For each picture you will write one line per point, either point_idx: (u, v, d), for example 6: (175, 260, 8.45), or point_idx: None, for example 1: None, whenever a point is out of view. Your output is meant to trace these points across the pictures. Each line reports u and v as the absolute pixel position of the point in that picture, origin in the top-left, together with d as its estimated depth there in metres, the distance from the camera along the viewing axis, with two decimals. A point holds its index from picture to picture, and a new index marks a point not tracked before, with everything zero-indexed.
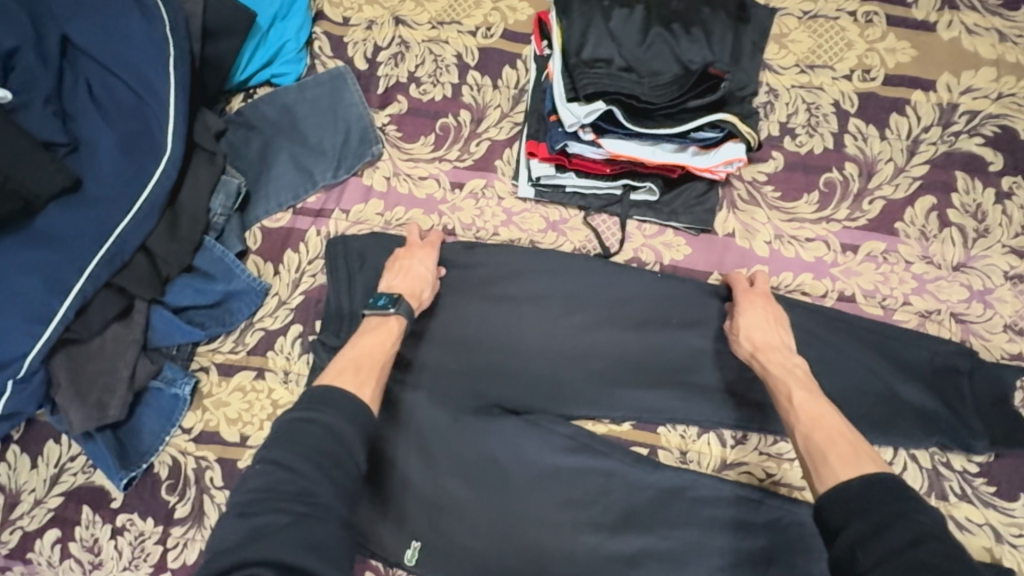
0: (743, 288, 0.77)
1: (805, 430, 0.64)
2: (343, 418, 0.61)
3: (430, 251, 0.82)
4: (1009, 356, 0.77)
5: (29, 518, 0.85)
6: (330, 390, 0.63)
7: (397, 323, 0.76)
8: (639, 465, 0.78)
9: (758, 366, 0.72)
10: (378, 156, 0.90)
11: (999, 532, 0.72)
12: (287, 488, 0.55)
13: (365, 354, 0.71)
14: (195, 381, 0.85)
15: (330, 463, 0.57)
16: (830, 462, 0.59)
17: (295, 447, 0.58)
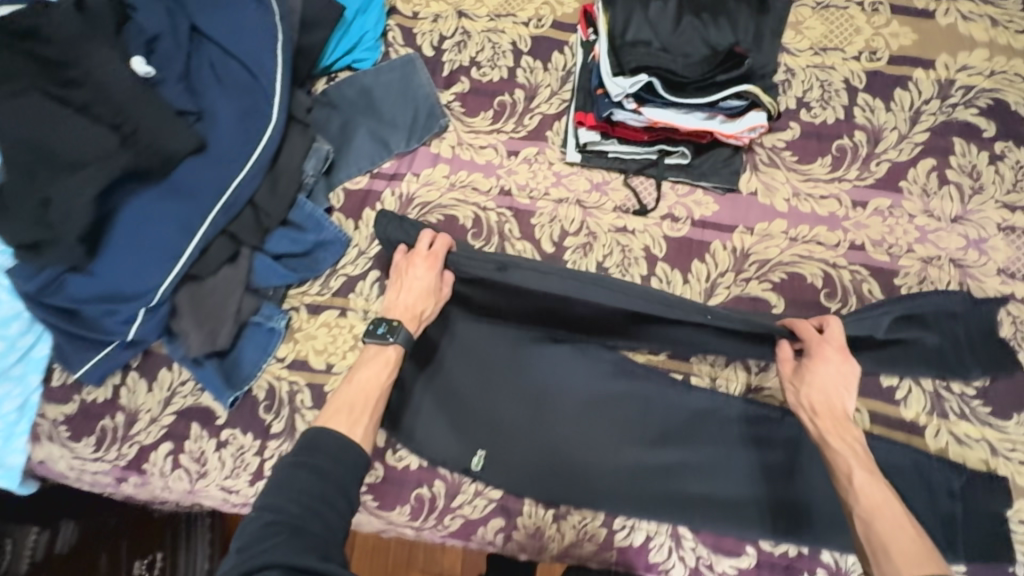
0: (816, 347, 0.81)
1: (866, 511, 0.71)
2: (330, 461, 0.76)
3: (432, 264, 0.90)
4: (1003, 296, 0.87)
5: (145, 434, 0.99)
6: (323, 432, 0.79)
7: (394, 350, 0.88)
8: (675, 389, 0.89)
9: (818, 433, 0.78)
10: (444, 128, 1.04)
11: (994, 447, 0.83)
12: (278, 526, 0.69)
13: (362, 391, 0.85)
14: (288, 318, 0.98)
15: (315, 502, 0.71)
16: (892, 557, 0.66)
17: (286, 491, 0.72)
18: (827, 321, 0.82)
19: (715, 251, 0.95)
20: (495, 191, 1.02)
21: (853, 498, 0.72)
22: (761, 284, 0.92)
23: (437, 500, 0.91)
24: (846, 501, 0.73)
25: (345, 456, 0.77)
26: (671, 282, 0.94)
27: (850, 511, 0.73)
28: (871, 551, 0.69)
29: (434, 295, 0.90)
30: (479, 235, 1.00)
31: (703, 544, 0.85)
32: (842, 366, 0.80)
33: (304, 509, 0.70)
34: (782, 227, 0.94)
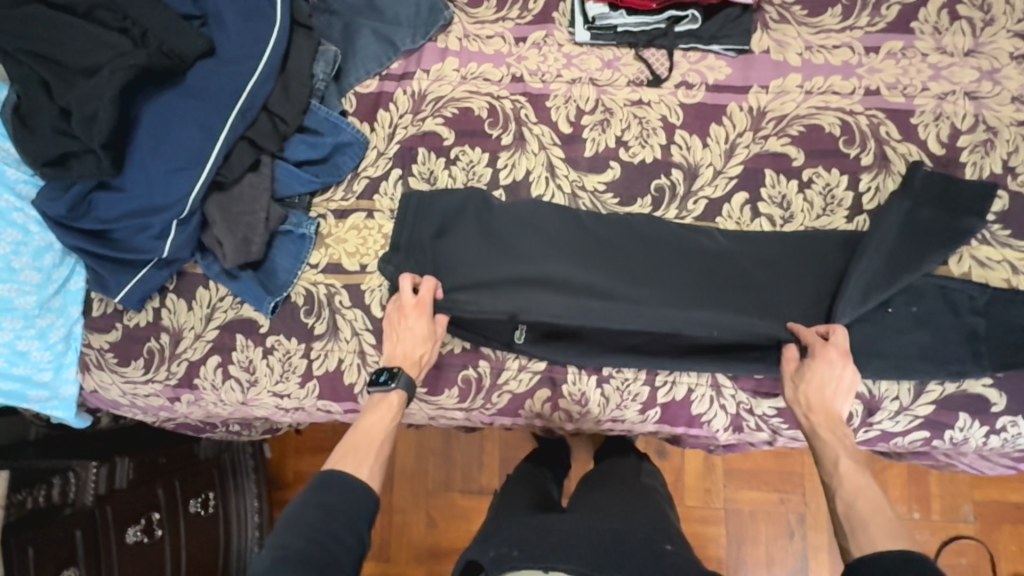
0: (820, 349, 0.83)
1: (848, 494, 0.74)
2: (339, 498, 0.74)
3: (422, 311, 0.90)
4: (1018, 122, 0.89)
5: (191, 350, 1.01)
6: (332, 473, 0.77)
7: (397, 397, 0.88)
8: (704, 247, 0.92)
9: (809, 427, 0.82)
10: (449, 21, 1.03)
11: (1015, 266, 0.86)
12: (287, 559, 0.67)
13: (367, 434, 0.84)
14: (317, 224, 1.00)
15: (326, 535, 0.70)
16: (869, 532, 0.69)
17: (293, 526, 0.70)
18: (833, 328, 0.84)
19: (732, 113, 0.95)
20: (507, 80, 1.02)
21: (838, 482, 0.76)
22: (780, 140, 0.94)
23: (484, 379, 0.94)
24: (830, 487, 0.77)
25: (354, 496, 0.76)
26: (691, 148, 0.95)
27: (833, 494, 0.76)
28: (848, 526, 0.72)
29: (428, 339, 0.91)
30: (495, 124, 1.00)
31: (742, 390, 0.90)
32: (844, 370, 0.82)
33: (314, 542, 0.69)
34: (797, 81, 0.95)
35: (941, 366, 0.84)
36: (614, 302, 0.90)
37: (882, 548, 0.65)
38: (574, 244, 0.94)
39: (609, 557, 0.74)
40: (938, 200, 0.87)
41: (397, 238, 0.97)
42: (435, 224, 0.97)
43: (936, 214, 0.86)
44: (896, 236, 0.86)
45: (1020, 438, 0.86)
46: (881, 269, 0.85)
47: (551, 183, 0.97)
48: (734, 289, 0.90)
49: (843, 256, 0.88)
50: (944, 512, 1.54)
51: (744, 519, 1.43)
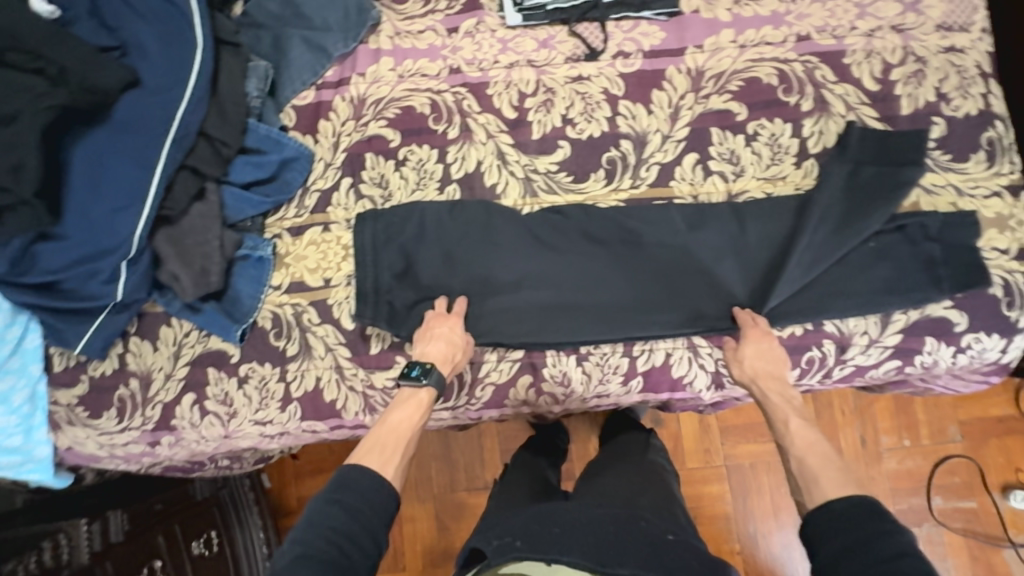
0: (749, 332, 0.87)
1: (796, 454, 0.78)
2: (360, 499, 0.71)
3: (458, 320, 0.89)
4: (944, 49, 0.91)
5: (164, 391, 0.99)
6: (354, 472, 0.74)
7: (427, 394, 0.85)
8: (662, 214, 0.92)
9: (759, 394, 0.86)
10: (378, 20, 1.01)
11: (959, 189, 0.88)
12: (308, 560, 0.64)
13: (393, 430, 0.81)
14: (273, 245, 0.98)
15: (343, 538, 0.67)
16: (820, 485, 0.73)
17: (315, 529, 0.67)
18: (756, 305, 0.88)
19: (671, 77, 0.96)
20: (445, 73, 1.00)
21: (788, 441, 0.80)
22: (722, 97, 0.95)
23: (465, 376, 0.94)
24: (784, 447, 0.81)
25: (376, 498, 0.72)
26: (636, 116, 0.96)
27: (787, 454, 0.80)
28: (800, 485, 0.76)
29: (462, 342, 0.88)
30: (439, 119, 0.99)
31: (718, 347, 0.91)
32: (772, 343, 0.86)
33: (336, 547, 0.66)
34: (730, 37, 0.95)
35: (903, 296, 0.87)
36: (578, 311, 0.91)
37: (833, 500, 0.69)
38: (533, 248, 0.92)
39: (611, 550, 0.75)
40: (878, 157, 0.88)
41: (361, 285, 0.92)
42: (396, 262, 0.93)
43: (879, 171, 0.88)
44: (841, 202, 0.88)
45: (985, 352, 0.89)
46: (829, 237, 0.87)
47: (503, 170, 0.97)
48: (693, 272, 0.91)
49: (793, 223, 0.90)
50: (932, 436, 1.62)
51: (746, 473, 1.46)
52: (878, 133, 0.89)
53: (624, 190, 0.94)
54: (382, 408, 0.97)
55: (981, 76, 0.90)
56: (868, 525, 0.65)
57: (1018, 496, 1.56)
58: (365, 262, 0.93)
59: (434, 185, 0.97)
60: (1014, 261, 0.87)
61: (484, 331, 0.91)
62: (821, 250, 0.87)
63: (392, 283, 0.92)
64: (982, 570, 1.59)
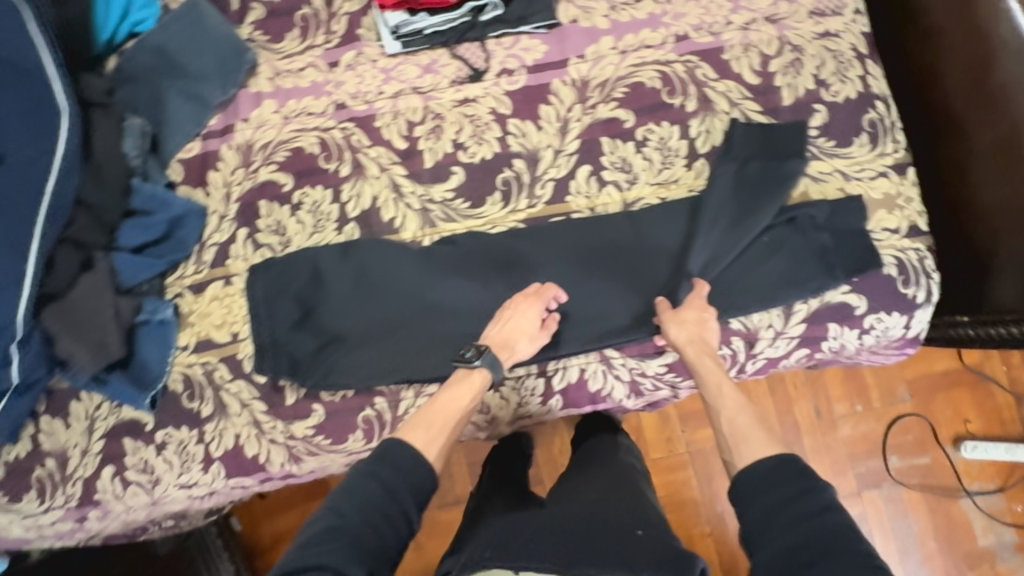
0: (691, 295, 0.86)
1: (726, 420, 0.78)
2: (398, 478, 0.73)
3: (534, 300, 0.87)
4: (819, 35, 0.91)
5: (83, 467, 0.96)
6: (395, 448, 0.76)
7: (480, 376, 0.84)
8: (559, 232, 0.92)
9: (694, 358, 0.83)
10: (255, 62, 0.99)
11: (846, 174, 0.89)
12: (341, 531, 0.68)
13: (442, 408, 0.82)
14: (174, 305, 0.96)
15: (378, 515, 0.70)
16: (751, 446, 0.73)
17: (353, 499, 0.71)
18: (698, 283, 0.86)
19: (557, 90, 0.95)
20: (331, 109, 0.98)
21: (720, 404, 0.80)
22: (609, 106, 0.94)
23: (385, 416, 0.93)
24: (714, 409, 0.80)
25: (411, 475, 0.75)
26: (526, 134, 0.95)
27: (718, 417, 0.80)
28: (729, 448, 0.76)
29: (534, 333, 0.86)
30: (330, 158, 0.97)
31: (630, 356, 0.92)
32: (708, 313, 0.85)
33: (370, 523, 0.69)
34: (610, 43, 0.94)
35: (799, 286, 0.88)
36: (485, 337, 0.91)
37: (759, 460, 0.71)
38: (432, 278, 0.91)
39: (578, 553, 0.74)
40: (760, 152, 0.89)
41: (259, 340, 0.91)
42: (296, 311, 0.92)
43: (763, 165, 0.89)
44: (731, 199, 0.89)
45: (888, 330, 0.91)
46: (723, 236, 0.88)
47: (399, 203, 0.95)
48: (594, 286, 0.91)
49: (687, 227, 0.90)
50: (883, 399, 1.65)
51: (707, 455, 1.48)
52: (759, 128, 0.90)
53: (522, 210, 0.94)
54: (307, 457, 0.95)
55: (857, 58, 0.91)
56: (792, 482, 0.67)
57: (969, 446, 1.61)
58: (260, 311, 0.91)
59: (332, 226, 0.96)
60: (905, 239, 0.89)
61: (392, 368, 0.90)
62: (717, 248, 0.88)
63: (289, 333, 0.90)
64: (942, 519, 1.63)
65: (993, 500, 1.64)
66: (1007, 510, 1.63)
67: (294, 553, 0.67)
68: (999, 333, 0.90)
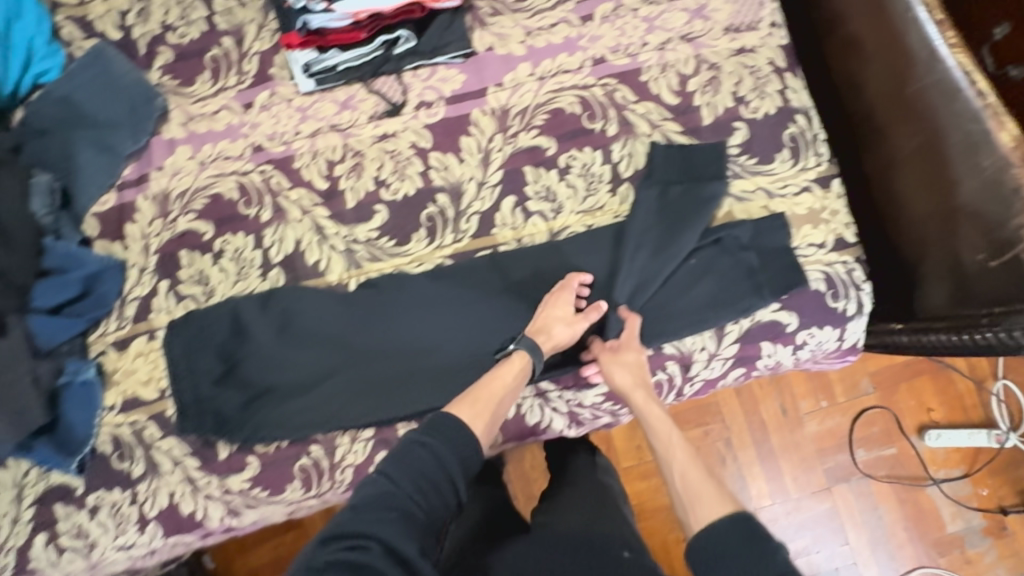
0: (624, 336, 0.86)
1: (678, 475, 0.75)
2: (449, 448, 0.70)
3: (564, 287, 0.86)
4: (735, 52, 0.90)
5: (13, 537, 0.92)
6: (445, 419, 0.73)
7: (522, 358, 0.82)
8: (486, 266, 0.90)
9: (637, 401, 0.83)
10: (165, 108, 0.96)
11: (769, 191, 0.89)
12: (392, 501, 0.64)
13: (485, 385, 0.79)
14: (97, 364, 0.93)
15: (428, 485, 0.67)
16: (701, 503, 0.69)
17: (405, 467, 0.67)
18: (630, 316, 0.85)
19: (477, 120, 0.93)
20: (248, 152, 0.95)
21: (672, 456, 0.77)
22: (530, 134, 0.92)
23: (322, 463, 0.90)
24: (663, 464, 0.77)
25: (461, 447, 0.71)
26: (448, 167, 0.93)
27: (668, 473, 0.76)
28: (684, 505, 0.71)
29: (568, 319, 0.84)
30: (250, 203, 0.95)
31: (566, 388, 0.91)
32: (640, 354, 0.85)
33: (418, 494, 0.65)
34: (527, 70, 0.93)
35: (726, 308, 0.87)
36: (415, 379, 0.89)
37: (715, 520, 0.66)
38: (358, 324, 0.90)
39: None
40: (682, 173, 0.88)
41: (182, 401, 0.88)
42: (219, 367, 0.90)
43: (685, 188, 0.88)
44: (656, 223, 0.88)
45: (821, 343, 0.90)
46: (650, 261, 0.87)
47: (323, 246, 0.93)
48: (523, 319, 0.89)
49: (614, 254, 0.89)
50: (847, 393, 1.56)
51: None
52: (681, 148, 0.89)
53: (448, 246, 0.92)
54: (245, 510, 0.92)
55: (775, 73, 0.90)
56: (745, 548, 0.62)
57: (932, 435, 1.52)
58: (180, 371, 0.89)
59: (256, 272, 0.93)
60: (831, 253, 0.89)
61: (322, 418, 0.88)
62: (644, 273, 0.87)
63: (211, 389, 0.88)
64: (910, 510, 1.53)
65: (959, 487, 1.54)
66: (974, 496, 1.53)
67: (348, 514, 0.64)
68: (931, 339, 0.89)
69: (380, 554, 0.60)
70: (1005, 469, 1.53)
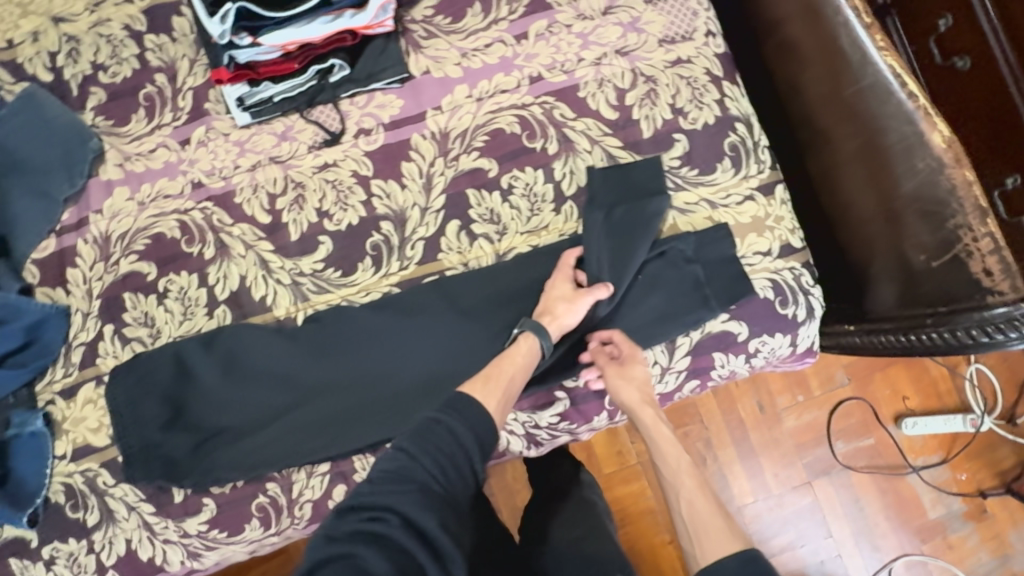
0: (626, 349, 0.85)
1: (684, 503, 0.79)
2: (466, 427, 0.69)
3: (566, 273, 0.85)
4: (671, 63, 0.90)
5: None
6: (461, 396, 0.72)
7: (527, 340, 0.82)
8: (430, 292, 0.89)
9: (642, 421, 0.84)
10: (100, 149, 0.95)
11: (711, 202, 0.89)
12: (411, 477, 0.64)
13: (494, 365, 0.79)
14: (46, 413, 0.91)
15: (445, 460, 0.66)
16: (707, 539, 0.73)
17: (425, 444, 0.66)
18: (612, 334, 0.86)
19: (417, 145, 0.92)
20: (188, 189, 0.94)
21: (679, 483, 0.81)
22: (471, 156, 0.91)
23: (279, 500, 0.88)
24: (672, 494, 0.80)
25: (478, 424, 0.70)
26: (391, 194, 0.92)
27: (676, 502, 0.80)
28: (690, 534, 0.75)
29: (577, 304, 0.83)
30: (192, 241, 0.93)
31: (522, 411, 0.90)
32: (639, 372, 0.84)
33: (437, 470, 0.65)
34: (464, 92, 0.92)
35: (674, 322, 0.87)
36: (365, 410, 0.88)
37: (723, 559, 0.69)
38: (306, 358, 0.89)
39: None
40: (624, 187, 0.88)
41: (128, 448, 0.88)
42: (166, 412, 0.89)
43: (626, 202, 0.87)
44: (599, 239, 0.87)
45: (775, 350, 0.90)
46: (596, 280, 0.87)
47: (269, 280, 0.92)
48: (470, 341, 0.88)
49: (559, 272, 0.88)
50: (823, 386, 1.46)
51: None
52: (621, 163, 0.89)
53: (394, 273, 0.91)
54: (205, 552, 0.90)
55: (712, 82, 0.90)
56: None
57: (909, 423, 1.45)
58: (123, 419, 0.88)
59: (202, 310, 0.92)
60: (777, 260, 0.89)
61: (274, 456, 0.87)
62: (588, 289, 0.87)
63: (160, 434, 0.88)
64: (892, 500, 1.45)
65: (938, 473, 1.47)
66: (953, 481, 1.46)
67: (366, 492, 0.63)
68: (883, 340, 0.88)
69: (399, 526, 0.60)
70: (982, 451, 1.46)
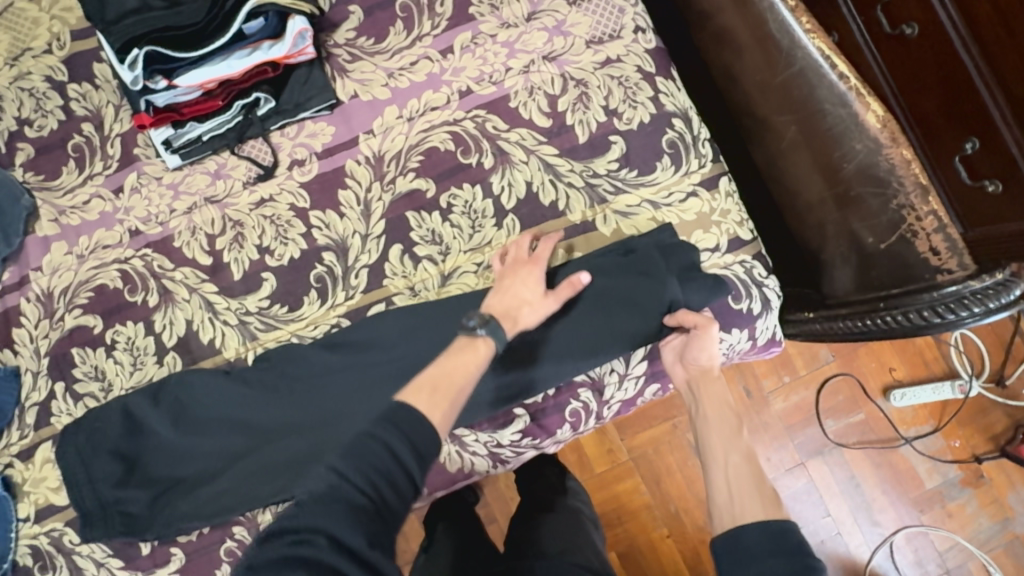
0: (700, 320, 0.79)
1: (728, 468, 0.74)
2: (407, 443, 0.60)
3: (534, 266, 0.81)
4: (600, 65, 0.89)
5: None
6: (405, 409, 0.62)
7: (485, 345, 0.74)
8: (378, 320, 0.87)
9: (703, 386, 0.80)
10: (33, 207, 0.93)
11: (654, 203, 0.88)
12: (339, 498, 0.56)
13: (447, 373, 0.70)
14: (5, 477, 0.89)
15: (379, 476, 0.58)
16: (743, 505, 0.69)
17: (357, 462, 0.58)
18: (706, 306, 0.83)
19: (352, 171, 0.91)
20: (126, 237, 0.92)
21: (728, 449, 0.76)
22: (407, 178, 0.89)
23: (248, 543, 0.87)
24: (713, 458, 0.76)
25: (420, 444, 0.61)
26: (330, 224, 0.90)
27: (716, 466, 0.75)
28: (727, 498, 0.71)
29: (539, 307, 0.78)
30: (135, 289, 0.91)
31: (481, 431, 0.88)
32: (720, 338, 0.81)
33: (370, 487, 0.57)
34: (394, 113, 0.90)
35: (621, 315, 0.83)
36: (319, 446, 0.84)
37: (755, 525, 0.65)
38: (263, 399, 0.88)
39: None
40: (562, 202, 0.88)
41: (86, 508, 0.87)
42: (119, 467, 0.88)
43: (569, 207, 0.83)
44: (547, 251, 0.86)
45: (733, 346, 0.88)
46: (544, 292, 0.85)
47: (216, 322, 0.91)
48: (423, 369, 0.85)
49: None
50: (807, 365, 1.43)
51: (652, 460, 1.32)
52: (558, 173, 0.88)
53: (340, 304, 0.90)
54: None
55: (644, 79, 0.89)
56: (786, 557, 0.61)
57: (897, 396, 1.42)
58: (80, 477, 0.87)
59: (152, 359, 0.91)
60: (726, 255, 0.88)
61: (234, 503, 0.85)
62: None
63: (116, 493, 0.86)
64: (888, 474, 1.42)
65: (931, 443, 1.44)
66: (948, 449, 1.44)
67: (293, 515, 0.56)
68: (840, 326, 0.85)
69: (326, 549, 0.53)
70: (973, 417, 1.44)
